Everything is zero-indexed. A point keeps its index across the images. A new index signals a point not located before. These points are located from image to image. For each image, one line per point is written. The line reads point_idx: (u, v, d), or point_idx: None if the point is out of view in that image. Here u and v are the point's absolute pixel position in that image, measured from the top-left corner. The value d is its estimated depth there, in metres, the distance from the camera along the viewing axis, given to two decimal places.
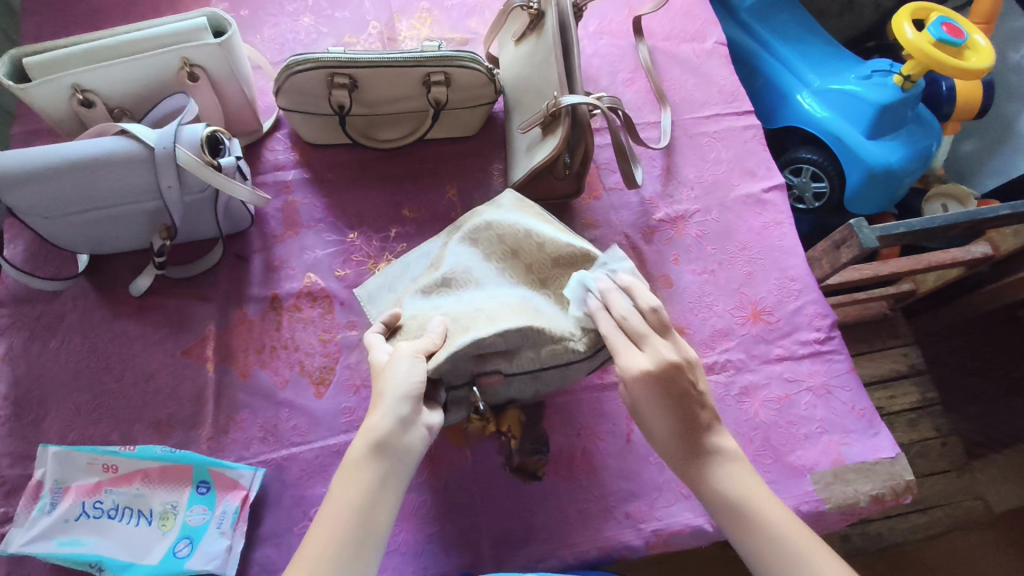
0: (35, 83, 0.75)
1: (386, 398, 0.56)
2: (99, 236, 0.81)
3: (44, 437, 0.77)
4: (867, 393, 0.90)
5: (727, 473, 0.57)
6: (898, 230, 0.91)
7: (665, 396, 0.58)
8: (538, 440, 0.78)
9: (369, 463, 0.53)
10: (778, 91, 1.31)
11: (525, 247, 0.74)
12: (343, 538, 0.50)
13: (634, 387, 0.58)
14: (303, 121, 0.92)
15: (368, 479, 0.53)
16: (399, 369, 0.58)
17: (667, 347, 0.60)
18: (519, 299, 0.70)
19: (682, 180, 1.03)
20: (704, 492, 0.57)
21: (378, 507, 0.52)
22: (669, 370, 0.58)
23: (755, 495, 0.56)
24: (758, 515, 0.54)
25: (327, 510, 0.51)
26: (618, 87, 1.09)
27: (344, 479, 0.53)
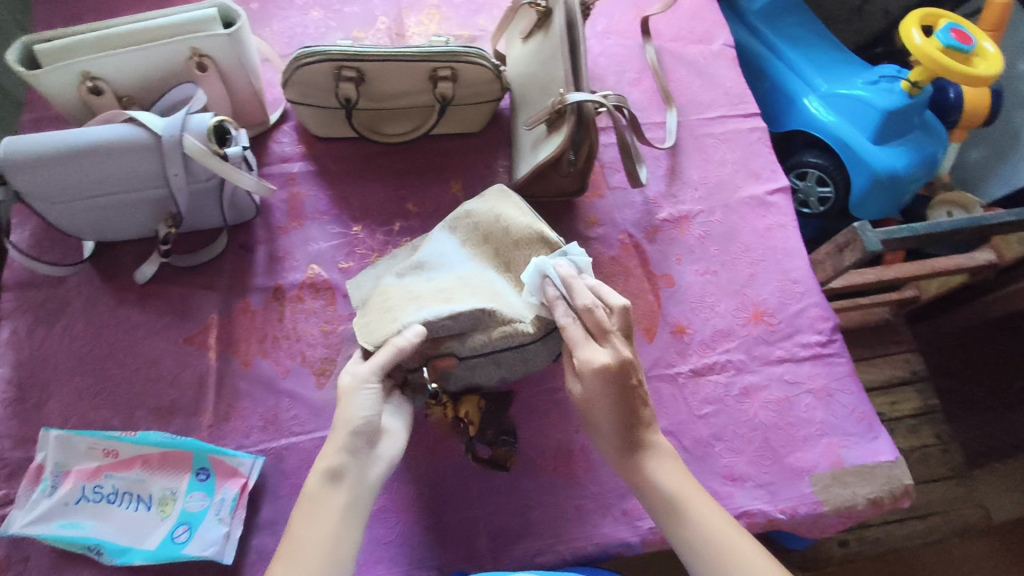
0: (45, 69, 0.75)
1: (338, 433, 0.63)
2: (105, 223, 0.81)
3: (47, 421, 0.78)
4: (868, 397, 0.90)
5: (658, 465, 0.65)
6: (901, 234, 0.91)
7: (618, 391, 0.64)
8: (506, 428, 0.80)
9: (327, 496, 0.59)
10: (784, 95, 1.31)
11: (495, 233, 0.80)
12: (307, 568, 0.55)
13: (590, 379, 0.64)
14: (310, 114, 0.93)
15: (326, 512, 0.59)
16: (352, 390, 0.64)
17: (623, 345, 0.65)
18: (481, 283, 0.75)
19: (687, 181, 1.03)
20: (644, 484, 0.65)
21: (339, 538, 0.58)
22: (625, 370, 0.64)
23: (690, 493, 0.64)
24: (688, 508, 0.63)
25: (288, 545, 0.57)
26: (624, 87, 1.09)
27: (300, 512, 0.59)
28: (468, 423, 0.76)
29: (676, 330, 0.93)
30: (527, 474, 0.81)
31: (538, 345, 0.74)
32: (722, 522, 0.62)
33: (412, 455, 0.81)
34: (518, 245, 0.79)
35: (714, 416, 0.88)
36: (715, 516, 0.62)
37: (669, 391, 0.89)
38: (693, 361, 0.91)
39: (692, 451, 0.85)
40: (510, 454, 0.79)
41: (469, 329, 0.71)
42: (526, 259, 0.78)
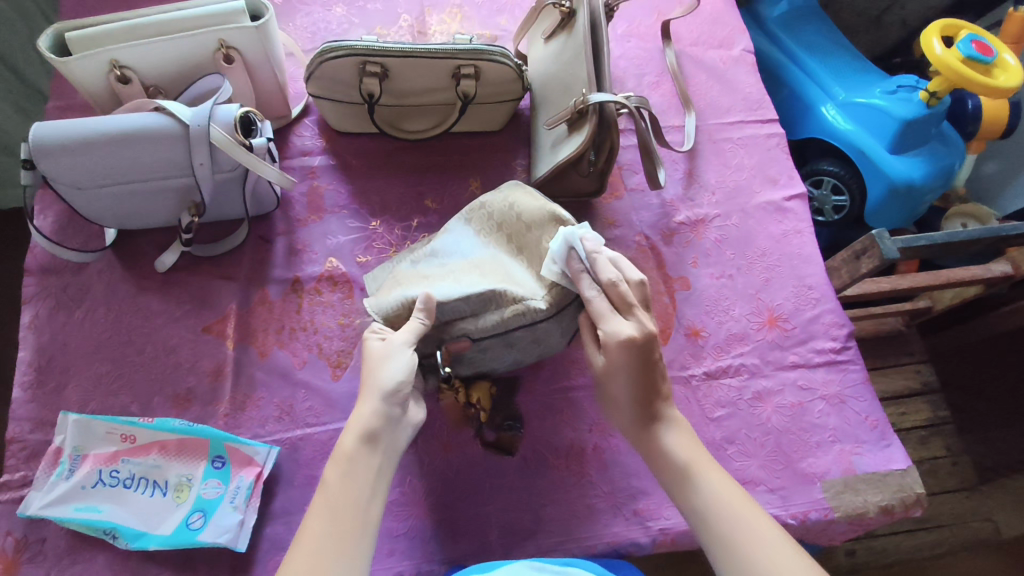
0: (75, 57, 0.76)
1: (373, 394, 0.63)
2: (129, 210, 0.82)
3: (66, 405, 0.78)
4: (881, 405, 0.90)
5: (674, 436, 0.66)
6: (919, 243, 0.91)
7: (642, 363, 0.65)
8: (511, 414, 0.83)
9: (363, 456, 0.60)
10: (802, 102, 1.31)
11: (507, 220, 0.79)
12: (342, 526, 0.57)
13: (617, 352, 0.65)
14: (331, 108, 0.93)
15: (362, 471, 0.60)
16: (378, 357, 0.66)
17: (648, 320, 0.67)
18: (493, 265, 0.76)
19: (704, 185, 1.03)
20: (658, 453, 0.65)
21: (373, 498, 0.59)
22: (650, 342, 0.65)
23: (702, 463, 0.64)
24: (699, 476, 0.63)
25: (324, 502, 0.58)
26: (644, 90, 1.10)
27: (337, 467, 0.60)
28: (478, 409, 0.79)
29: (690, 333, 0.93)
30: (539, 471, 0.81)
31: (550, 323, 0.73)
32: (731, 491, 0.62)
33: (425, 449, 0.81)
34: (530, 228, 0.78)
35: (727, 419, 0.88)
36: (724, 484, 0.62)
37: (682, 393, 0.89)
38: (707, 364, 0.91)
39: None
40: (516, 439, 0.82)
41: (481, 311, 0.72)
42: (538, 242, 0.77)
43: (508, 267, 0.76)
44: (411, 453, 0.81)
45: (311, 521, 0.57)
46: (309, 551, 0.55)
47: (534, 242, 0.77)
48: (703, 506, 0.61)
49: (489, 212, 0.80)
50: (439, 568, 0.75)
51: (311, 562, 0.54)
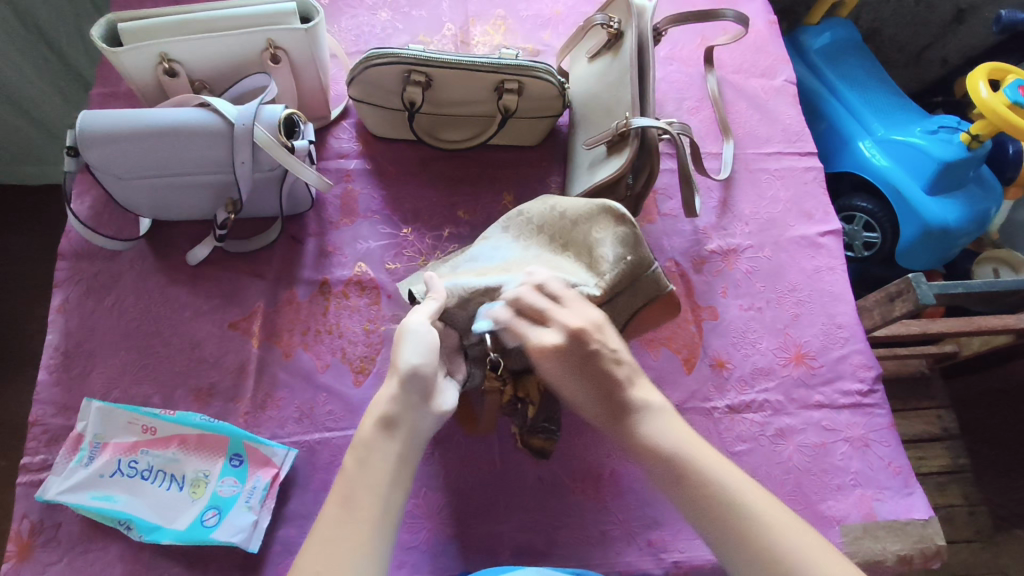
0: (126, 48, 0.77)
1: (392, 380, 0.61)
2: (166, 202, 0.82)
3: (90, 391, 0.79)
4: (905, 451, 0.89)
5: (654, 424, 0.59)
6: (955, 289, 0.89)
7: (575, 364, 0.62)
8: (552, 416, 0.77)
9: (381, 443, 0.59)
10: (839, 136, 1.30)
11: (549, 221, 0.79)
12: (358, 517, 0.54)
13: (548, 363, 0.62)
14: (372, 113, 0.94)
15: (380, 458, 0.58)
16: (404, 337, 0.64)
17: (572, 313, 0.64)
18: (537, 263, 0.76)
19: (738, 215, 1.02)
20: (643, 451, 0.58)
21: (393, 486, 0.57)
22: (579, 338, 0.62)
23: (699, 450, 0.57)
24: (702, 469, 0.55)
25: (342, 489, 0.56)
26: (682, 114, 1.09)
27: (354, 454, 0.58)
28: (527, 404, 0.76)
29: (716, 364, 0.92)
30: (554, 493, 0.80)
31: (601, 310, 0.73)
32: (743, 478, 0.56)
33: (442, 462, 0.81)
34: (575, 223, 0.77)
35: (748, 454, 0.86)
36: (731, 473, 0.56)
37: (704, 424, 0.88)
38: (730, 397, 0.90)
39: None
40: (547, 443, 0.77)
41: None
42: (584, 236, 0.76)
43: (553, 262, 0.76)
44: (428, 465, 0.81)
45: (331, 508, 0.55)
46: (327, 543, 0.53)
47: (581, 234, 0.76)
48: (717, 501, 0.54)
49: (525, 213, 0.81)
50: None
51: (327, 554, 0.52)
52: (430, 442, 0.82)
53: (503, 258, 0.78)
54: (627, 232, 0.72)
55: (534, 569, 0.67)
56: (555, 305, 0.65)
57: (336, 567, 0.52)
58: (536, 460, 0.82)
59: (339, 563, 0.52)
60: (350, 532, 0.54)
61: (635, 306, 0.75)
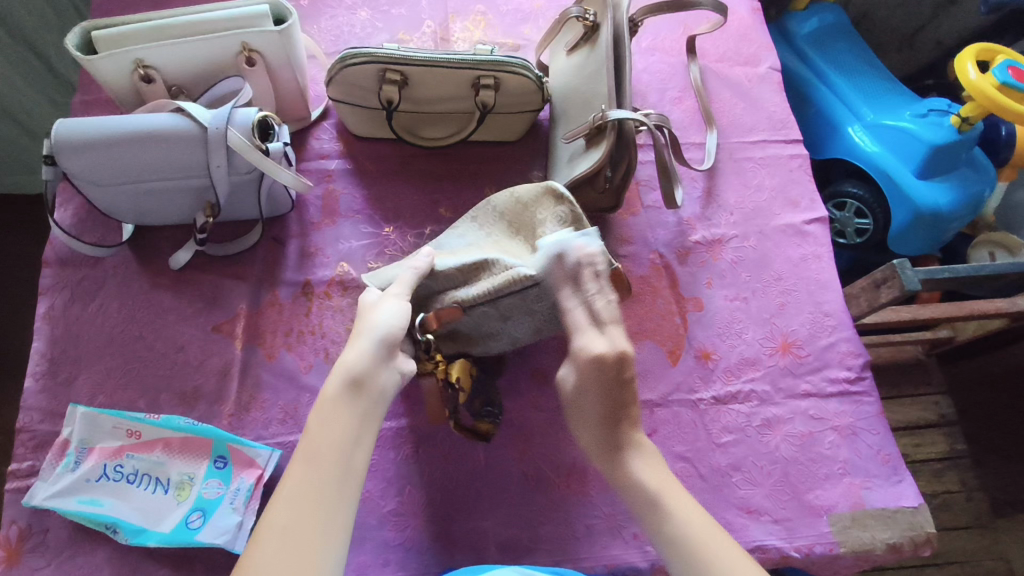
0: (100, 55, 0.77)
1: (361, 345, 0.63)
2: (147, 208, 0.82)
3: (75, 397, 0.79)
4: (894, 439, 0.88)
5: (642, 461, 0.65)
6: (941, 275, 0.88)
7: (611, 382, 0.66)
8: (489, 399, 0.81)
9: (346, 402, 0.60)
10: (828, 121, 1.28)
11: (509, 208, 0.78)
12: (326, 473, 0.56)
13: (587, 367, 0.66)
14: (351, 113, 0.93)
15: (347, 416, 0.59)
16: (379, 306, 0.67)
17: (603, 340, 0.66)
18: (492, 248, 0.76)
19: (722, 205, 1.01)
20: (625, 479, 0.64)
21: (356, 444, 0.59)
22: (622, 362, 0.66)
23: (672, 489, 0.63)
24: (669, 504, 0.61)
25: (307, 444, 0.58)
26: (665, 105, 1.08)
27: (320, 414, 0.59)
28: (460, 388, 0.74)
29: (701, 355, 0.91)
30: (540, 488, 0.81)
31: (538, 292, 0.70)
32: (700, 515, 0.61)
33: (427, 459, 0.81)
34: (528, 207, 0.77)
35: (734, 446, 0.86)
36: (693, 510, 0.62)
37: (690, 416, 0.88)
38: (715, 387, 0.90)
39: (708, 481, 0.84)
40: (494, 426, 0.79)
41: (470, 279, 0.72)
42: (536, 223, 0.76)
43: (506, 247, 0.77)
44: (412, 463, 0.81)
45: (294, 467, 0.57)
46: (298, 496, 0.54)
47: (530, 219, 0.77)
48: (673, 533, 0.60)
49: (491, 200, 0.79)
50: None
51: (296, 508, 0.54)
52: (414, 440, 0.82)
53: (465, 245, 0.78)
54: (567, 212, 0.73)
55: (509, 568, 0.67)
56: (614, 320, 0.68)
57: (304, 517, 0.53)
58: (521, 456, 0.82)
59: (306, 511, 0.54)
60: (315, 484, 0.55)
61: None
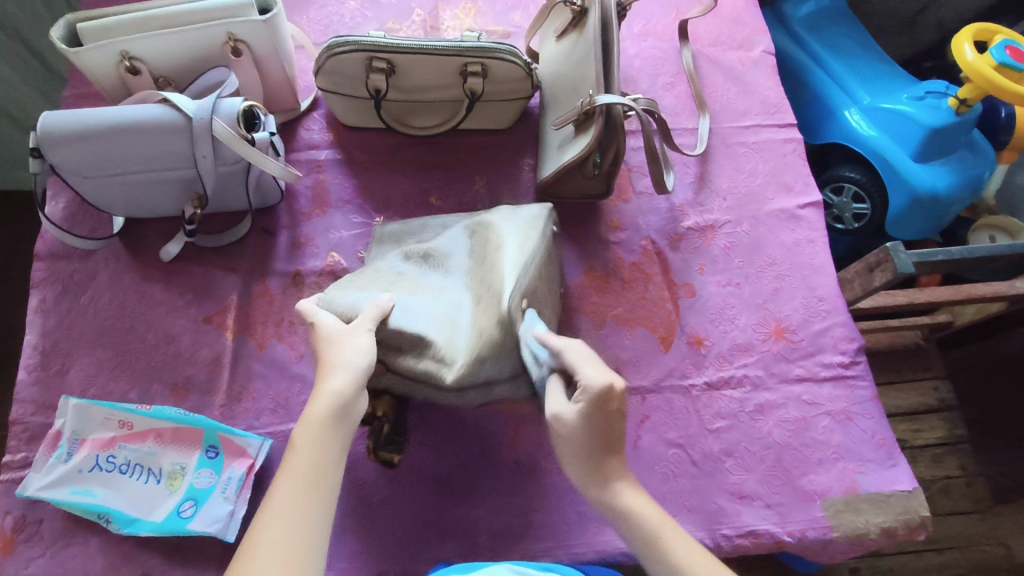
0: (85, 47, 0.77)
1: (345, 369, 0.61)
2: (136, 200, 0.82)
3: (68, 389, 0.80)
4: (889, 423, 0.87)
5: (634, 498, 0.60)
6: (936, 257, 0.86)
7: (596, 427, 0.60)
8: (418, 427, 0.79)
9: (329, 421, 0.57)
10: (825, 106, 1.27)
11: (490, 260, 0.74)
12: (317, 487, 0.53)
13: (573, 434, 0.60)
14: (341, 102, 0.93)
15: (333, 436, 0.57)
16: (345, 340, 0.63)
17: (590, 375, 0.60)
18: (452, 301, 0.73)
19: (715, 190, 1.01)
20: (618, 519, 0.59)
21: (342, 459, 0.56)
22: (603, 402, 0.59)
23: (669, 525, 0.58)
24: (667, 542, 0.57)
25: (293, 459, 0.55)
26: (657, 90, 1.07)
27: (307, 428, 0.56)
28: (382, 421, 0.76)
29: (693, 341, 0.91)
30: (531, 475, 0.81)
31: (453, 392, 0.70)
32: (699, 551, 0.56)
33: (418, 448, 0.81)
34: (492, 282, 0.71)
35: (726, 432, 0.86)
36: (691, 546, 0.57)
37: (682, 403, 0.87)
38: (708, 373, 0.89)
39: (700, 466, 0.84)
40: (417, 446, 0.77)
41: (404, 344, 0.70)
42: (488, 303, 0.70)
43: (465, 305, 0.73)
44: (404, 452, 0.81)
45: (279, 481, 0.53)
46: (289, 508, 0.51)
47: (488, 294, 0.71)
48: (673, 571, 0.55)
49: (491, 233, 0.77)
50: (426, 568, 0.76)
51: (286, 516, 0.50)
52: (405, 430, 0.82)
53: (439, 282, 0.76)
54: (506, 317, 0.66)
55: (504, 565, 0.66)
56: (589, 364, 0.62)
57: (296, 532, 0.50)
58: (513, 443, 0.82)
59: (297, 524, 0.50)
60: (305, 497, 0.52)
61: (488, 397, 0.73)
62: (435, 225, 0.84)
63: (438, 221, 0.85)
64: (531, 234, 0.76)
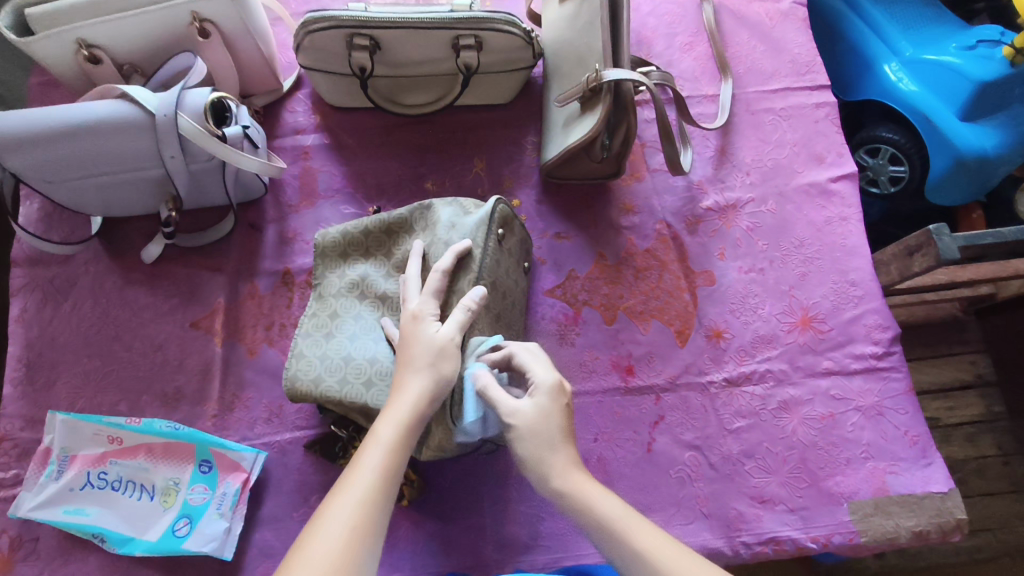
0: (36, 37, 0.70)
1: (408, 400, 0.55)
2: (110, 202, 0.77)
3: (55, 403, 0.77)
4: (924, 419, 0.81)
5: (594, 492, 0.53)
6: (987, 240, 0.76)
7: (545, 423, 0.56)
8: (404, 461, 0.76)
9: (392, 457, 0.51)
10: (861, 59, 1.13)
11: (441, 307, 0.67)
12: (369, 520, 0.47)
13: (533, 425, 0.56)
14: (325, 81, 0.85)
15: (410, 438, 0.54)
16: (428, 340, 0.59)
17: (535, 368, 0.59)
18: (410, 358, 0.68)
19: (737, 164, 0.92)
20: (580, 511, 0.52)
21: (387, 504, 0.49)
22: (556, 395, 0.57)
23: (631, 521, 0.50)
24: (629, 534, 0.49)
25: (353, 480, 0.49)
26: (674, 52, 0.97)
27: (399, 406, 0.55)
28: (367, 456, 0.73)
29: (712, 334, 0.84)
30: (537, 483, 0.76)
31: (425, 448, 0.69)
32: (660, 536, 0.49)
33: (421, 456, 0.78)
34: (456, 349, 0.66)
35: (747, 432, 0.80)
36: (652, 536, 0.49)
37: (699, 401, 0.82)
38: (728, 368, 0.83)
39: (718, 469, 0.79)
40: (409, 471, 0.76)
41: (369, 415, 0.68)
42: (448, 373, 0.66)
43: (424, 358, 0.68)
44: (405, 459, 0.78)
45: (370, 446, 0.52)
46: (334, 532, 0.45)
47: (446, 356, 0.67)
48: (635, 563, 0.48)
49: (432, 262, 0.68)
50: None
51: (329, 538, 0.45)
52: None
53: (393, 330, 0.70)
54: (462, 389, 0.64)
55: None
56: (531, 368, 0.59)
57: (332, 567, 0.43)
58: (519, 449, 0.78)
59: (362, 514, 0.47)
60: (376, 489, 0.49)
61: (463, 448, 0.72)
62: (379, 234, 0.74)
63: (380, 227, 0.74)
64: (464, 272, 0.67)
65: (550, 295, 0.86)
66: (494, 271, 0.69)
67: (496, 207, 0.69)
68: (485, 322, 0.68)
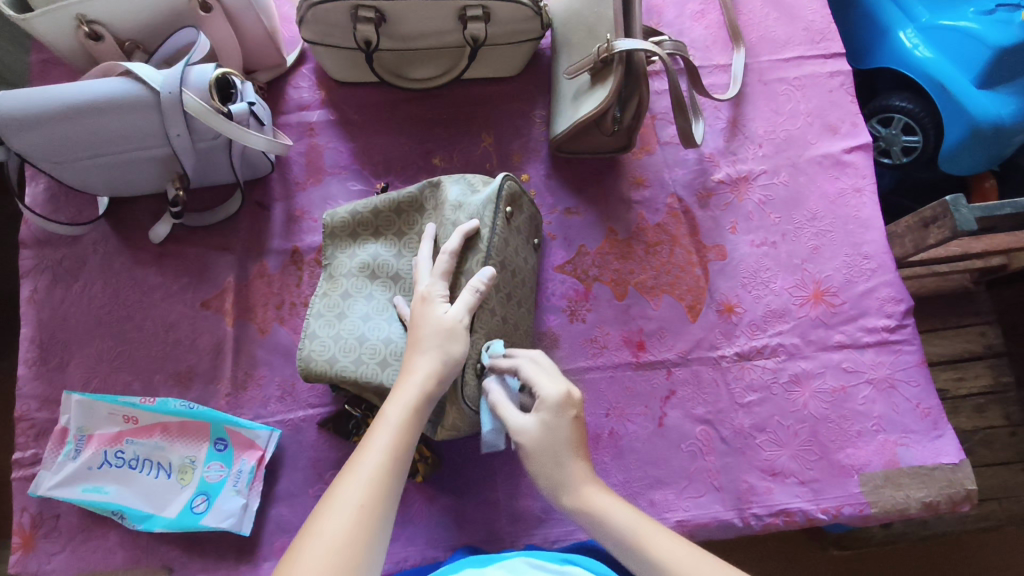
0: (36, 13, 0.69)
1: (418, 381, 0.55)
2: (117, 181, 0.76)
3: (69, 383, 0.77)
4: (936, 392, 0.81)
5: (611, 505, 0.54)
6: (1003, 211, 0.74)
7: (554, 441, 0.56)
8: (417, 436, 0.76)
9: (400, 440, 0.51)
10: (876, 25, 1.10)
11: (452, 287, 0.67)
12: (378, 503, 0.47)
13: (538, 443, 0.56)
14: (330, 55, 0.83)
15: (419, 419, 0.54)
16: (438, 322, 0.59)
17: (543, 381, 0.58)
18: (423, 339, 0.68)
19: (749, 136, 0.90)
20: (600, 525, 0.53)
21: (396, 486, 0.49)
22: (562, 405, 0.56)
23: (651, 532, 0.52)
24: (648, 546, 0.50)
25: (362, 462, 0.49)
26: (685, 21, 0.95)
27: (408, 387, 0.55)
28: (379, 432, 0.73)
29: (723, 309, 0.84)
30: None
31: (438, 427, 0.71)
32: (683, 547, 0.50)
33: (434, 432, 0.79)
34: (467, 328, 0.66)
35: (758, 405, 0.81)
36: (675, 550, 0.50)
37: (710, 375, 0.82)
38: (739, 342, 0.83)
39: (729, 443, 0.79)
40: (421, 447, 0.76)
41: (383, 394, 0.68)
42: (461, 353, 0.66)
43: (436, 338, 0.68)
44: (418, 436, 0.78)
45: (380, 428, 0.52)
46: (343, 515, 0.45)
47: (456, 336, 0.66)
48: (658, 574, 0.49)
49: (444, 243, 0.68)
50: (445, 554, 0.74)
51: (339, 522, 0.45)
52: None
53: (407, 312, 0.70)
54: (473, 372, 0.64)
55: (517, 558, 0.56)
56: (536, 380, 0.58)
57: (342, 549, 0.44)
58: None
59: (372, 496, 0.47)
60: (383, 472, 0.49)
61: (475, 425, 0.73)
62: (389, 215, 0.73)
63: (390, 207, 0.73)
64: (474, 252, 0.66)
65: (560, 270, 0.85)
66: (503, 251, 0.68)
67: (505, 184, 0.68)
68: (495, 304, 0.67)
